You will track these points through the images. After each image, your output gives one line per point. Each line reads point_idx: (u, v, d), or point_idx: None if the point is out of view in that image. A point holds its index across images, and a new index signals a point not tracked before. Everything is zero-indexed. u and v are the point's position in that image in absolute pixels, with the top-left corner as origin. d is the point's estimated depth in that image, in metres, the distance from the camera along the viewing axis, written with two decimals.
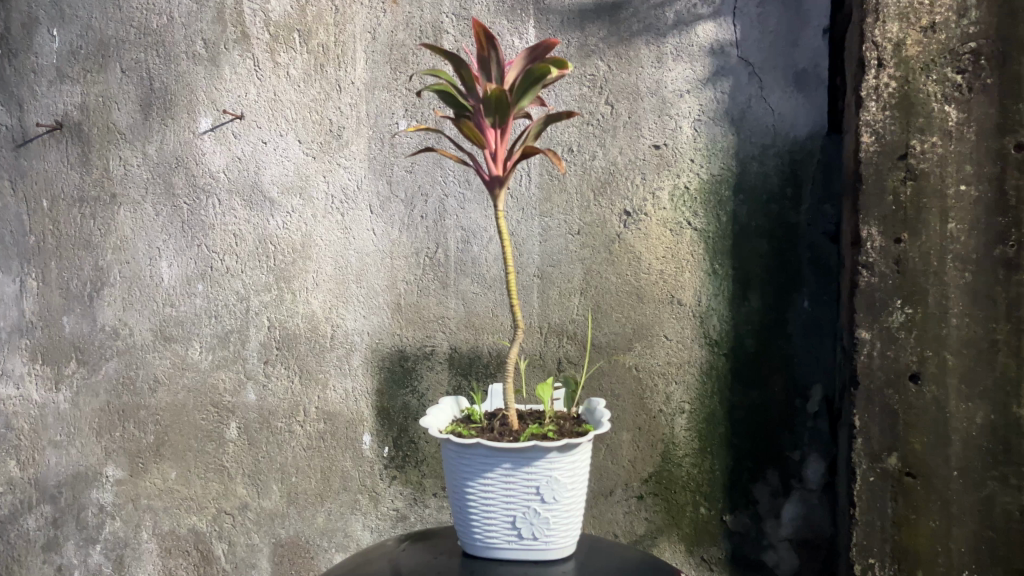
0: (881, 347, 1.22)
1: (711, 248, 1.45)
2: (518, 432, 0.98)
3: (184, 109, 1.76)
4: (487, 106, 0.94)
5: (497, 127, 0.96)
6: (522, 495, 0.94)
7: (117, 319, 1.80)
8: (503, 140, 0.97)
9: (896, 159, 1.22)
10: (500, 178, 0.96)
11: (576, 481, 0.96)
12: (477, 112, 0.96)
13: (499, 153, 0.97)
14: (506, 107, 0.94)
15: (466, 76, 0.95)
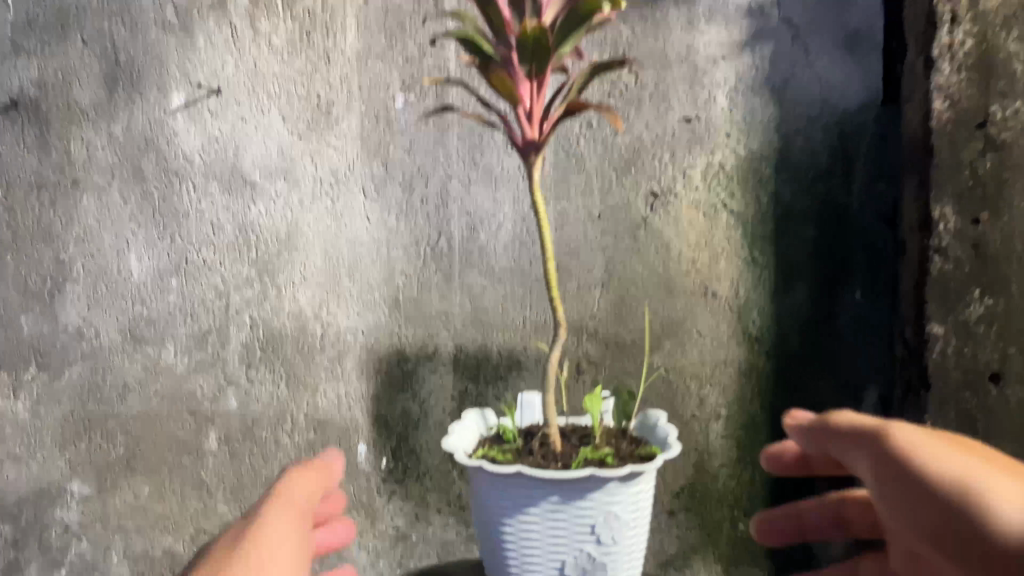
0: (957, 344, 1.07)
1: (749, 234, 1.29)
2: (567, 459, 0.88)
3: (153, 84, 1.58)
4: (524, 53, 0.89)
5: (534, 80, 0.92)
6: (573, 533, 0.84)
7: (80, 319, 1.62)
8: (539, 96, 0.94)
9: (973, 127, 1.06)
10: (538, 135, 0.93)
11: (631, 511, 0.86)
12: (510, 63, 0.91)
13: (535, 111, 0.93)
14: (543, 55, 0.89)
15: (498, 21, 0.90)
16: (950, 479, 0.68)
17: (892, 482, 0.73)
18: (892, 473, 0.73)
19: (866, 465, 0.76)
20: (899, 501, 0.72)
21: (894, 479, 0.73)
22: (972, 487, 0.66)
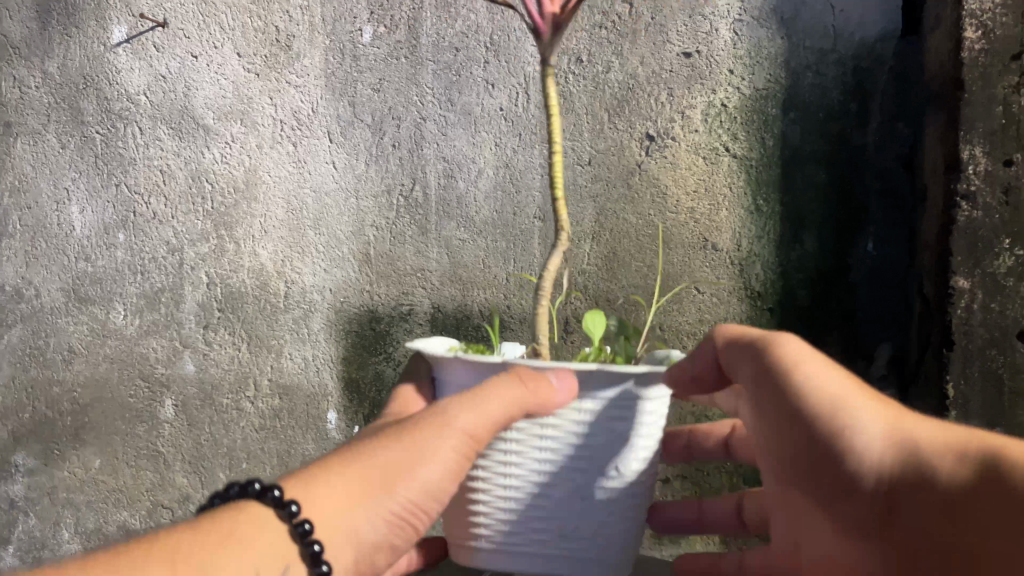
0: (982, 298, 0.98)
1: (754, 180, 1.18)
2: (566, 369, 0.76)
3: (92, 15, 1.42)
4: None
5: None
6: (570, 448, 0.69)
7: (19, 278, 1.48)
8: None
9: (1009, 59, 0.96)
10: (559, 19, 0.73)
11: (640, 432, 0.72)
12: None
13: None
14: None
15: None
16: (815, 395, 0.59)
17: (773, 401, 0.63)
18: (764, 386, 0.63)
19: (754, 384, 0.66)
20: (768, 417, 0.64)
21: (767, 395, 0.63)
22: (841, 407, 0.57)
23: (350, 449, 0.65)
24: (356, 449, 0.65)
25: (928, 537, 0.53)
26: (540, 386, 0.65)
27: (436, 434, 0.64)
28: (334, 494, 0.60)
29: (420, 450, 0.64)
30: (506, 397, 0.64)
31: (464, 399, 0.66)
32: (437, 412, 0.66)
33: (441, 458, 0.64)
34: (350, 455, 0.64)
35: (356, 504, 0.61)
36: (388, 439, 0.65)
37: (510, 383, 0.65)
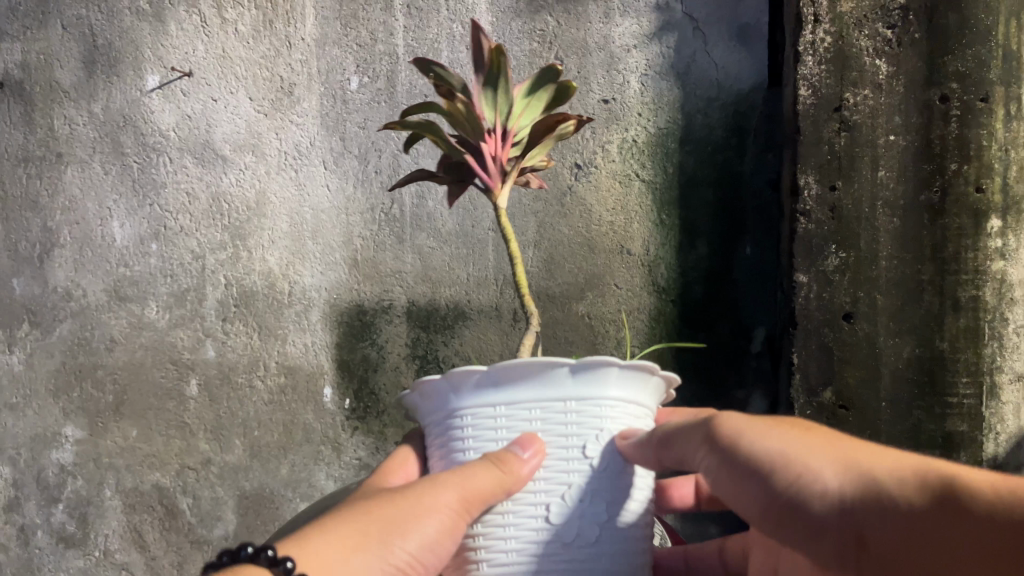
0: (817, 289, 1.30)
1: (659, 199, 1.52)
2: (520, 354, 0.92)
3: (130, 66, 1.74)
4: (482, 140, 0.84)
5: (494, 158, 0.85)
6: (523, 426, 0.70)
7: (69, 281, 1.76)
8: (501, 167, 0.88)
9: (832, 110, 1.29)
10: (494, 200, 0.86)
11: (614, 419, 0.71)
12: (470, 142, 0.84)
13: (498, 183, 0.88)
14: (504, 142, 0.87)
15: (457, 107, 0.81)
16: (766, 449, 0.59)
17: (725, 466, 0.62)
18: (715, 451, 0.62)
19: (706, 456, 0.64)
20: (726, 485, 0.62)
21: (721, 461, 0.62)
22: (791, 457, 0.57)
23: (346, 511, 0.69)
24: (354, 510, 0.69)
25: (909, 569, 0.51)
26: (516, 456, 0.67)
27: (428, 501, 0.68)
28: (326, 562, 0.63)
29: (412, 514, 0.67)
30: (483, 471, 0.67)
31: (455, 470, 0.69)
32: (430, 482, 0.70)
33: (431, 522, 0.67)
34: (348, 513, 0.68)
35: (350, 564, 0.64)
36: (383, 501, 0.70)
37: (485, 462, 0.67)
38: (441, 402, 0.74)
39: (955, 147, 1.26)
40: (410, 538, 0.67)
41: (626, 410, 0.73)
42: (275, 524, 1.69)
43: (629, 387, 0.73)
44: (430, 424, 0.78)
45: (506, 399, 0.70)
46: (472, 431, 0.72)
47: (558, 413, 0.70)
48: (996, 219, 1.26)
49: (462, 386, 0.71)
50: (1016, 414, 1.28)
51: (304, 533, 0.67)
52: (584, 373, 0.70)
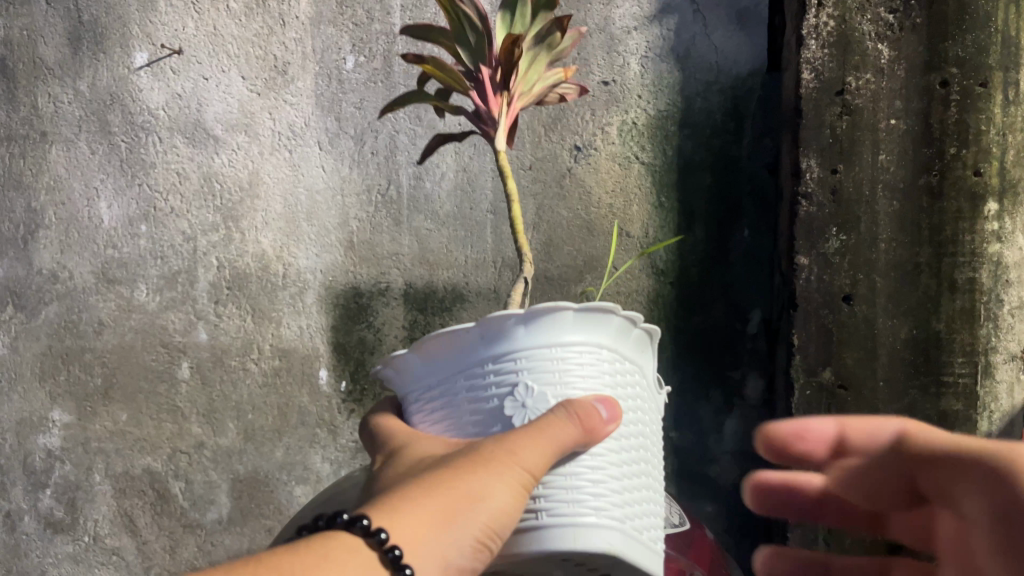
0: (817, 272, 1.32)
1: (658, 182, 1.52)
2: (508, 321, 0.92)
3: (117, 43, 1.70)
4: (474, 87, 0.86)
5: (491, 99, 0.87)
6: (469, 386, 0.71)
7: (54, 262, 1.71)
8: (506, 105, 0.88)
9: (834, 94, 1.31)
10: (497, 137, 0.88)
11: (563, 369, 0.70)
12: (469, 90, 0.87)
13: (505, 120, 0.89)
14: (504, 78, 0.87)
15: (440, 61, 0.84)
16: None
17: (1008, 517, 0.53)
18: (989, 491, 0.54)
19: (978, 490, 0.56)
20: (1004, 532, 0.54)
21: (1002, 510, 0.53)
22: None
23: (414, 479, 0.64)
24: (424, 473, 0.64)
25: None
26: (594, 416, 0.66)
27: (507, 470, 0.62)
28: (413, 537, 0.59)
29: (485, 483, 0.62)
30: (551, 429, 0.64)
31: (524, 432, 0.64)
32: (498, 441, 0.65)
33: (503, 493, 0.62)
34: (419, 480, 0.63)
35: (434, 538, 0.60)
36: (452, 462, 0.64)
37: (558, 420, 0.65)
38: (422, 371, 0.76)
39: (953, 131, 1.28)
40: (487, 512, 0.61)
41: (600, 359, 0.72)
42: (271, 507, 1.67)
43: (594, 332, 0.72)
44: (409, 394, 0.79)
45: (475, 356, 0.71)
46: (451, 396, 0.73)
47: (526, 368, 0.70)
48: (993, 202, 1.28)
49: (435, 352, 0.74)
50: (1009, 393, 1.30)
51: (381, 501, 0.62)
52: (541, 323, 0.71)
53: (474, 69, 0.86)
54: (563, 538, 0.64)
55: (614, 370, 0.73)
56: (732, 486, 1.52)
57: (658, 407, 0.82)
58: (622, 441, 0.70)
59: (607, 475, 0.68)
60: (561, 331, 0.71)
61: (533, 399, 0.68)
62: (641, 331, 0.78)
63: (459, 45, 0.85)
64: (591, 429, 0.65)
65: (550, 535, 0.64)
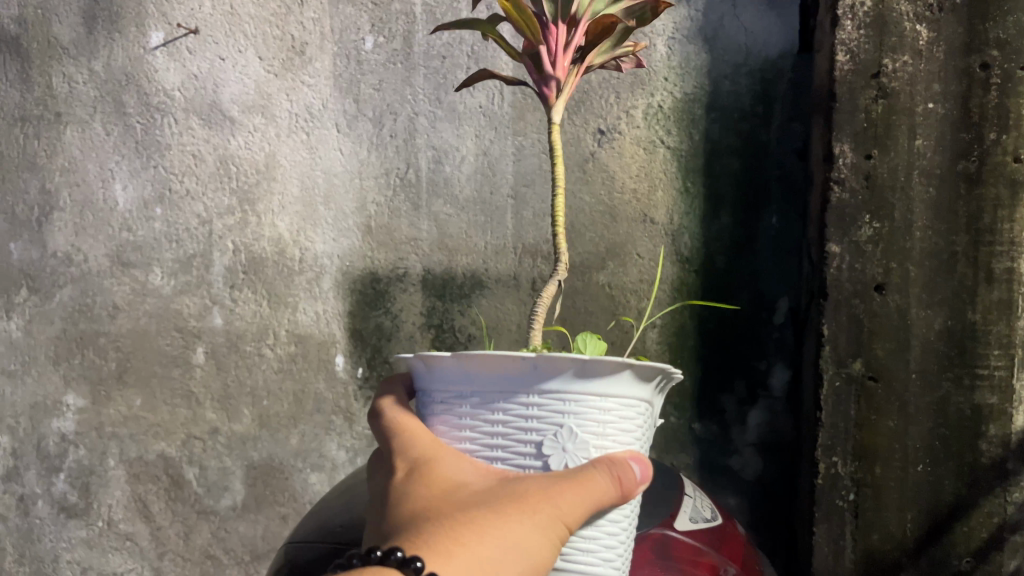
0: (849, 260, 1.28)
1: (683, 167, 1.49)
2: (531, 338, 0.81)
3: (132, 23, 1.67)
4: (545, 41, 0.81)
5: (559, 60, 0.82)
6: (514, 416, 0.70)
7: (69, 245, 1.69)
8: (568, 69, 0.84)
9: (869, 77, 1.27)
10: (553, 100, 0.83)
11: (607, 419, 0.71)
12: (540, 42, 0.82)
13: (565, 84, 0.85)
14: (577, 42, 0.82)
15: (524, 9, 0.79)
16: None
17: None
18: None
19: None
20: None
21: None
22: None
23: (456, 517, 0.65)
24: (466, 511, 0.65)
25: None
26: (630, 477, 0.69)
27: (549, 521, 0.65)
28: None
29: (529, 533, 0.64)
30: (595, 486, 0.66)
31: (567, 484, 0.66)
32: (541, 488, 0.66)
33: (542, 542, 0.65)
34: (462, 519, 0.64)
35: None
36: (493, 503, 0.65)
37: (604, 478, 0.67)
38: (454, 376, 0.73)
39: (993, 116, 1.23)
40: (528, 560, 0.64)
41: (638, 411, 0.73)
42: (286, 495, 1.64)
43: (640, 387, 0.73)
44: (432, 390, 0.76)
45: (522, 387, 0.69)
46: (488, 418, 0.71)
47: (573, 411, 0.69)
48: None
49: (479, 368, 0.70)
50: None
51: (427, 536, 0.63)
52: (597, 371, 0.69)
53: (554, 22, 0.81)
54: None
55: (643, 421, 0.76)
56: (756, 479, 1.49)
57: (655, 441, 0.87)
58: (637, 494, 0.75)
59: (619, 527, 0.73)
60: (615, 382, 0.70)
61: (573, 446, 0.69)
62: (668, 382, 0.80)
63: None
64: (626, 490, 0.68)
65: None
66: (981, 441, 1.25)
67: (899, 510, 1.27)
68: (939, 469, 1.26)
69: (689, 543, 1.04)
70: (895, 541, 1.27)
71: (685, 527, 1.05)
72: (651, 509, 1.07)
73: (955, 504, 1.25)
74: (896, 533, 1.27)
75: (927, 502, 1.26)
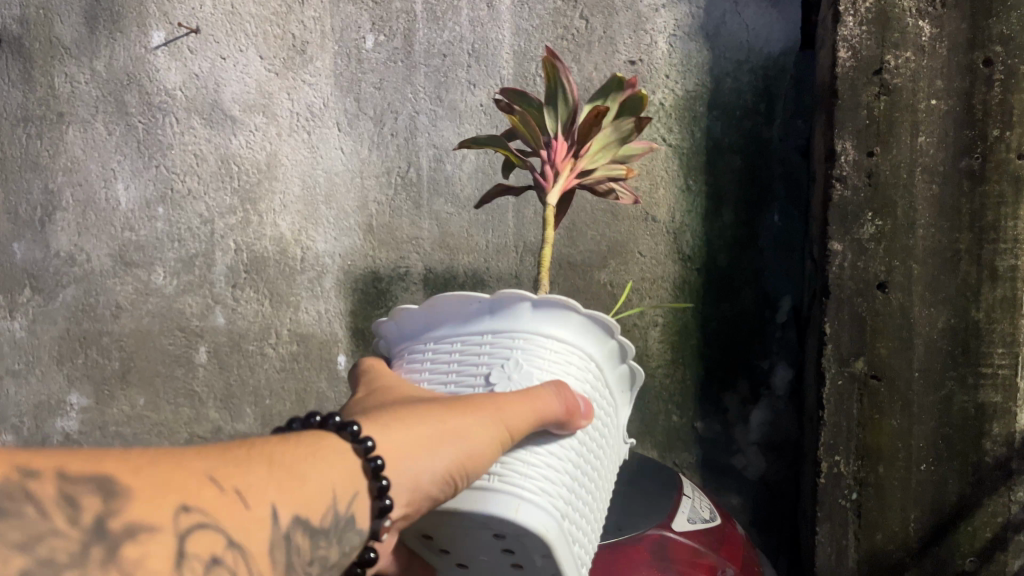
0: (851, 258, 1.27)
1: (685, 165, 1.49)
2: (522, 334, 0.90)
3: (133, 22, 1.67)
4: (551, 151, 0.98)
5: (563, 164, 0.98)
6: (469, 350, 0.79)
7: (71, 245, 1.69)
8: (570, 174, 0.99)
9: (871, 73, 1.27)
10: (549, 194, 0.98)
11: (557, 361, 0.79)
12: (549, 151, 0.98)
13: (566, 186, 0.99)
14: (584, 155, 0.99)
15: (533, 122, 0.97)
16: None
17: None
18: None
19: None
20: None
21: None
22: None
23: (403, 408, 0.70)
24: (412, 405, 0.70)
25: None
26: (575, 406, 0.76)
27: (493, 420, 0.69)
28: (396, 453, 0.65)
29: (470, 424, 0.69)
30: (541, 400, 0.73)
31: (514, 394, 0.73)
32: (492, 400, 0.72)
33: (485, 441, 0.69)
34: (410, 408, 0.70)
35: (415, 461, 0.66)
36: (445, 402, 0.71)
37: (549, 396, 0.74)
38: (423, 327, 0.84)
39: (997, 112, 1.22)
40: (466, 451, 0.68)
41: (585, 364, 0.82)
42: None
43: (589, 343, 0.82)
44: (406, 347, 0.86)
45: (478, 328, 0.80)
46: (446, 356, 0.80)
47: (522, 348, 0.78)
48: None
49: (444, 313, 0.82)
50: None
51: (369, 416, 0.68)
52: (549, 313, 0.79)
53: (554, 135, 0.98)
54: (509, 505, 0.70)
55: (595, 385, 0.83)
56: (760, 478, 1.48)
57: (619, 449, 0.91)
58: (580, 441, 0.79)
59: (558, 466, 0.76)
60: (565, 331, 0.80)
61: (518, 376, 0.76)
62: (626, 370, 0.88)
63: (548, 109, 0.98)
64: (568, 412, 0.75)
65: (499, 499, 0.70)
66: (985, 441, 1.24)
67: (902, 510, 1.26)
68: (943, 469, 1.25)
69: (689, 544, 1.04)
70: (899, 541, 1.26)
71: (683, 528, 1.06)
72: (649, 509, 1.08)
73: (959, 503, 1.25)
74: (900, 532, 1.26)
75: (931, 502, 1.25)
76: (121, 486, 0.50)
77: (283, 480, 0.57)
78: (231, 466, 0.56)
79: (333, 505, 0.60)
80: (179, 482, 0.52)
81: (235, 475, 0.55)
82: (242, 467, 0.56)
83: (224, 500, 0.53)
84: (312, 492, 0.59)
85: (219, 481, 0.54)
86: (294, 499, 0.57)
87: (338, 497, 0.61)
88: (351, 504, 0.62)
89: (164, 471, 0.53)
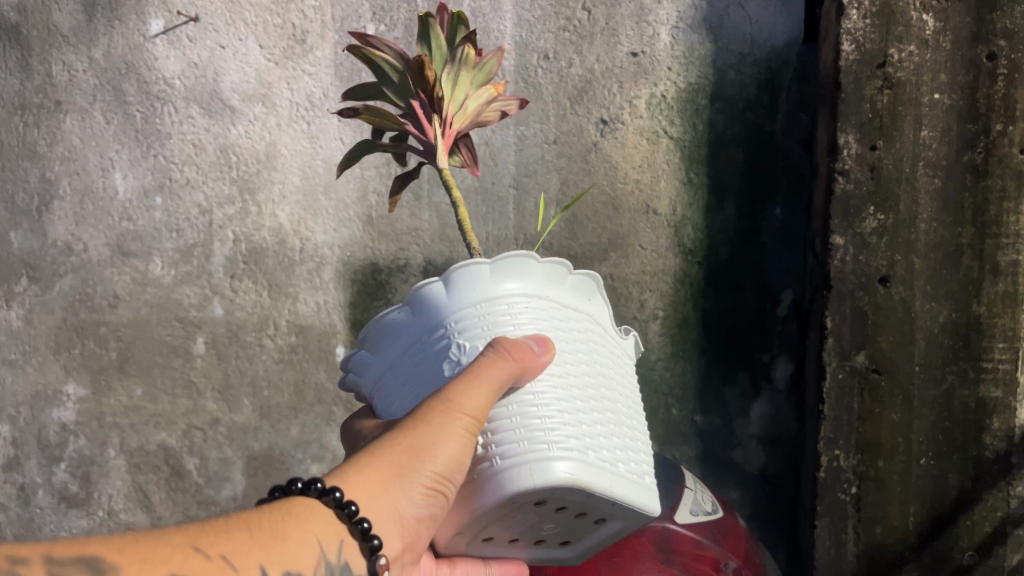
0: (853, 252, 1.27)
1: (687, 157, 1.49)
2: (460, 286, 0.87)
3: (132, 10, 1.65)
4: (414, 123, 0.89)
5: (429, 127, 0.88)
6: (414, 362, 0.78)
7: (69, 234, 1.68)
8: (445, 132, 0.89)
9: (875, 67, 1.26)
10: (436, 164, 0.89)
11: (497, 321, 0.76)
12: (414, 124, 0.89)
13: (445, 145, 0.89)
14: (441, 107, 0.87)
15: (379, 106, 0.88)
16: None
17: None
18: None
19: None
20: None
21: None
22: None
23: (365, 451, 0.73)
24: (376, 442, 0.73)
25: None
26: (524, 351, 0.71)
27: (444, 422, 0.69)
28: (365, 496, 0.70)
29: (427, 438, 0.70)
30: (486, 370, 0.69)
31: (459, 380, 0.71)
32: (441, 396, 0.71)
33: (446, 446, 0.69)
34: (372, 447, 0.73)
35: (387, 494, 0.71)
36: (403, 424, 0.73)
37: (492, 358, 0.70)
38: (374, 366, 0.83)
39: (1000, 107, 1.22)
40: (433, 463, 0.70)
41: (531, 305, 0.78)
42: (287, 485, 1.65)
43: (518, 281, 0.78)
44: (371, 393, 0.85)
45: (413, 336, 0.79)
46: (399, 375, 0.80)
47: (455, 327, 0.76)
48: None
49: (382, 343, 0.81)
50: None
51: (337, 470, 0.72)
52: (460, 284, 0.76)
53: (405, 105, 0.88)
54: (520, 477, 0.68)
55: (551, 316, 0.79)
56: (759, 472, 1.49)
57: (620, 350, 0.87)
58: (570, 376, 0.75)
59: (562, 409, 0.72)
60: (488, 288, 0.77)
61: (467, 357, 0.74)
62: (577, 276, 0.82)
63: (386, 85, 0.88)
64: (523, 363, 0.70)
65: (511, 475, 0.69)
66: (985, 435, 1.24)
67: (902, 503, 1.26)
68: (943, 463, 1.25)
69: (691, 538, 1.05)
70: (899, 535, 1.27)
71: (685, 520, 1.06)
72: None
73: (959, 498, 1.25)
74: (899, 526, 1.27)
75: (931, 496, 1.25)
76: (109, 563, 0.56)
77: (265, 542, 0.63)
78: (215, 535, 0.61)
79: (323, 557, 0.66)
80: (166, 555, 0.58)
81: (220, 543, 0.61)
82: (226, 536, 0.62)
83: (211, 565, 0.59)
84: (295, 549, 0.64)
85: (205, 550, 0.60)
86: (281, 557, 0.63)
87: (326, 548, 0.66)
88: (341, 551, 0.67)
89: (151, 549, 0.59)
